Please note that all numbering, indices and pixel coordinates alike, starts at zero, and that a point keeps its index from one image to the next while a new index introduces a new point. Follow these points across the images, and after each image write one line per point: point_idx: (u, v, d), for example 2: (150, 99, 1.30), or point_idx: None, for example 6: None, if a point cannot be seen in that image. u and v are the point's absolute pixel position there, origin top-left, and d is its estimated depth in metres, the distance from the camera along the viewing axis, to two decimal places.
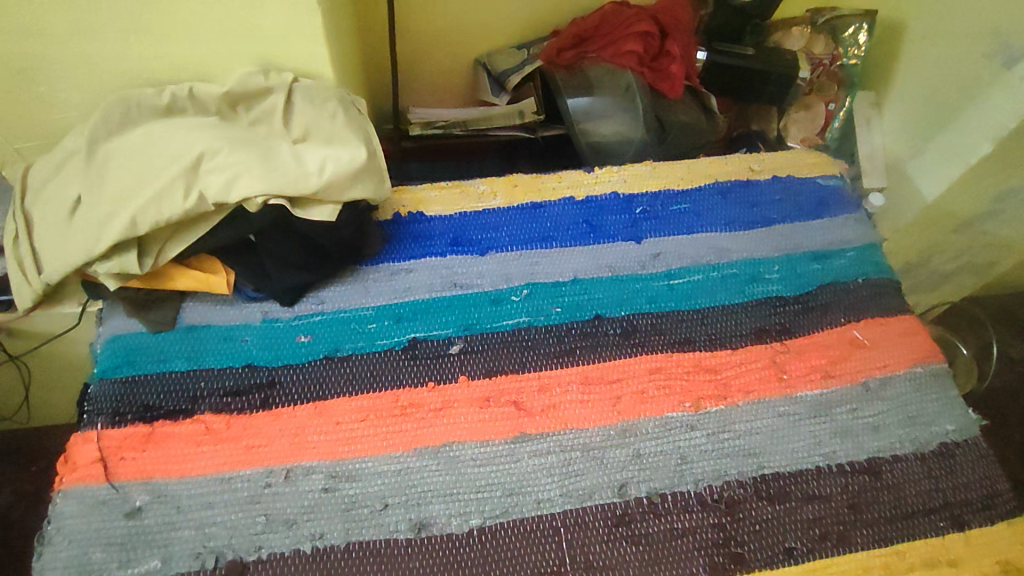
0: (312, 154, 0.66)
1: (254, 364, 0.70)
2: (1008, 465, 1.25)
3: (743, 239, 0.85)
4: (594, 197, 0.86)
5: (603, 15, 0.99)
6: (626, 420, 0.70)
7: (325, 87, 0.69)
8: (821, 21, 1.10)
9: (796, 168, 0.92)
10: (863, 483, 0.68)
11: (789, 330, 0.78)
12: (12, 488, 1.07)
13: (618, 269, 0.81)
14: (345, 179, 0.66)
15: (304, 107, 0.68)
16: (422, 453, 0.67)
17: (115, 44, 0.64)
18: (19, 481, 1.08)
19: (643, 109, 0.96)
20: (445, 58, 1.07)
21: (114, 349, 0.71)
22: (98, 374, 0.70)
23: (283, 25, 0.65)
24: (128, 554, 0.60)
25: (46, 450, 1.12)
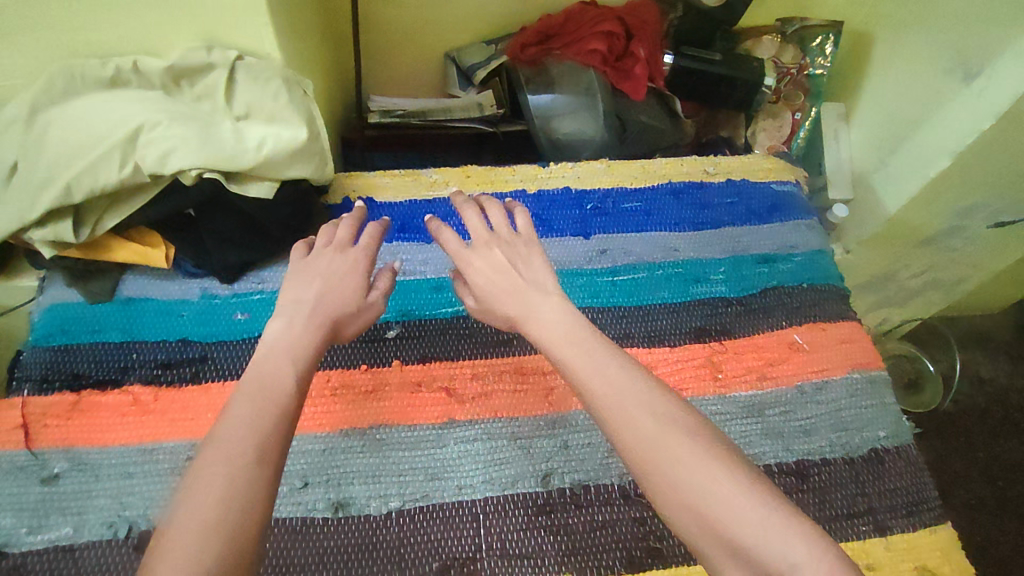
0: (251, 129, 0.67)
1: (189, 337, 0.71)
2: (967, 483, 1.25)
3: (691, 239, 0.85)
4: (545, 191, 0.87)
5: (569, 14, 0.99)
6: (558, 412, 0.70)
7: (270, 66, 0.70)
8: (789, 32, 1.12)
9: (752, 173, 0.93)
10: (789, 484, 0.68)
11: (728, 331, 0.78)
12: None
13: (563, 262, 0.81)
14: (282, 154, 0.68)
15: (247, 86, 0.69)
16: (348, 434, 0.67)
17: (59, 13, 0.65)
18: None
19: (603, 109, 0.98)
20: (414, 50, 1.07)
21: (49, 317, 0.71)
22: (31, 342, 0.70)
23: (227, 2, 0.65)
24: (40, 521, 0.60)
25: None
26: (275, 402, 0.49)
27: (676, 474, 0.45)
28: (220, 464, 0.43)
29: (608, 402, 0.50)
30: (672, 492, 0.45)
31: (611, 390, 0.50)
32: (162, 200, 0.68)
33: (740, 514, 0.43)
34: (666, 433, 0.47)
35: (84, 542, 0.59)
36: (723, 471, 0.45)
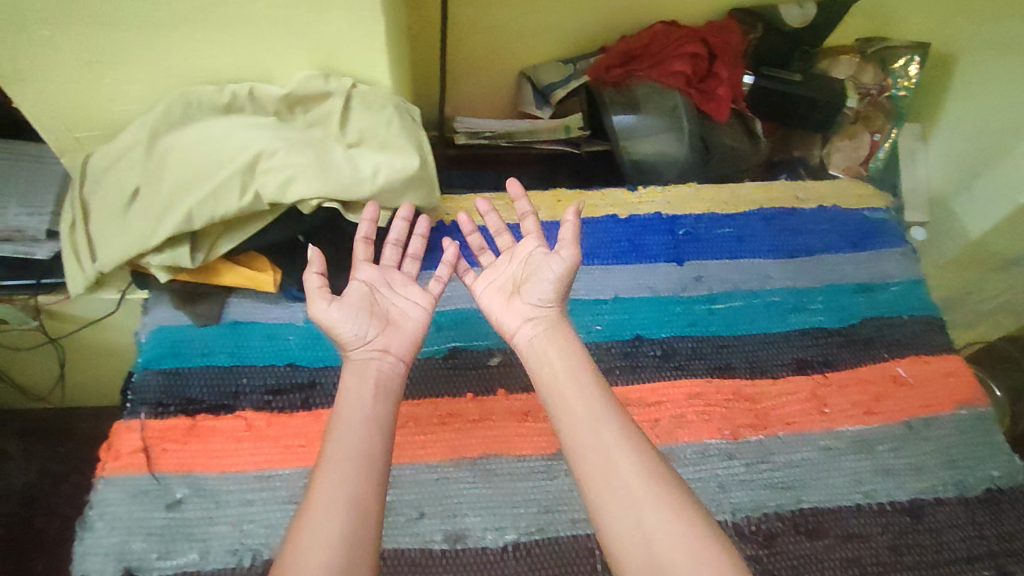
0: (366, 161, 0.67)
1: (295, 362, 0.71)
2: None
3: (786, 267, 0.84)
4: (636, 216, 0.86)
5: (653, 34, 0.97)
6: (665, 444, 0.70)
7: (381, 96, 0.69)
8: (870, 51, 1.10)
9: (843, 199, 0.91)
10: (904, 525, 0.67)
11: (831, 363, 0.77)
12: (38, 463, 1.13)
13: (659, 289, 0.80)
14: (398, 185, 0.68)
15: (362, 113, 0.68)
16: (459, 464, 0.67)
17: (178, 42, 0.64)
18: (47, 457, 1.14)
19: (689, 130, 0.96)
20: (492, 67, 1.07)
21: (158, 340, 0.72)
22: (142, 364, 0.71)
23: (345, 30, 0.64)
24: (167, 546, 0.60)
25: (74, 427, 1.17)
26: (371, 422, 0.55)
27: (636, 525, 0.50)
28: (340, 487, 0.50)
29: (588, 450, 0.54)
30: (668, 555, 0.48)
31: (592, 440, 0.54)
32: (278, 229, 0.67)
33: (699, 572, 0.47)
34: (641, 495, 0.51)
35: (211, 570, 0.59)
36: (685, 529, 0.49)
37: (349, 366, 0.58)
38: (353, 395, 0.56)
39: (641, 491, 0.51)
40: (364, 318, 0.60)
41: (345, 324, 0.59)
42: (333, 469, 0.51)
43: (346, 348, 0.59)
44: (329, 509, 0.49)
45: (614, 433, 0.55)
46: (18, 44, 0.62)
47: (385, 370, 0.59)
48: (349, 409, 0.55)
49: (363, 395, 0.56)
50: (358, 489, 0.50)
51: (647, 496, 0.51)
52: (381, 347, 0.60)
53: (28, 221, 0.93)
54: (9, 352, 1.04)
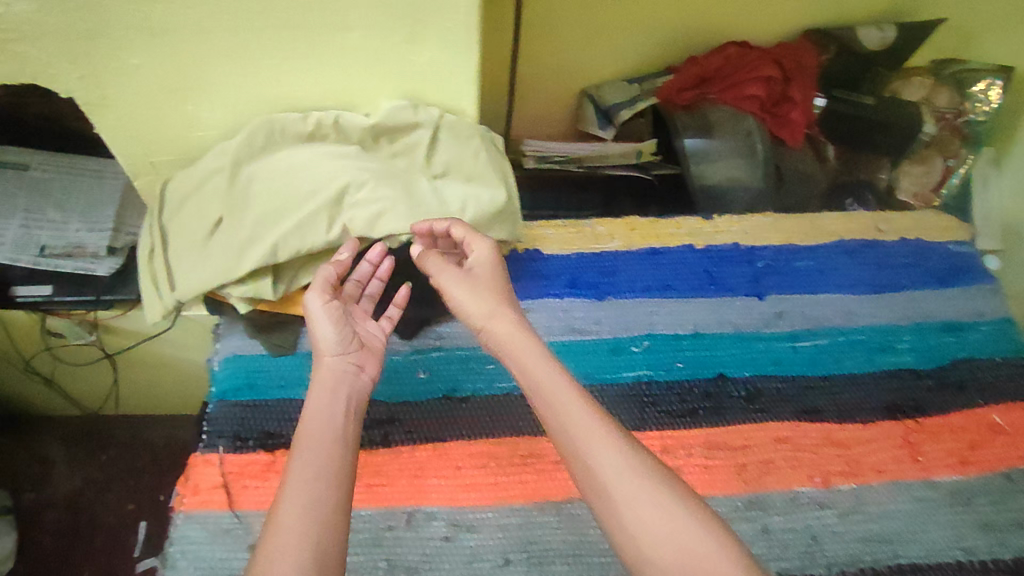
0: (453, 195, 0.66)
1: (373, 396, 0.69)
2: None
3: (871, 303, 0.81)
4: (713, 247, 0.83)
5: (726, 56, 0.95)
6: (755, 491, 0.67)
7: (468, 126, 0.68)
8: (946, 74, 1.07)
9: (926, 232, 0.88)
10: None
11: (923, 408, 0.73)
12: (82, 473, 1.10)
13: (740, 325, 0.78)
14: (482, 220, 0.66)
15: (450, 146, 0.67)
16: (543, 508, 0.64)
17: (267, 71, 0.62)
18: (87, 468, 1.11)
19: (763, 156, 0.94)
20: (555, 85, 1.04)
21: (233, 370, 0.71)
22: (217, 394, 0.70)
23: (439, 61, 0.62)
24: None
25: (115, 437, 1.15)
26: (336, 437, 0.53)
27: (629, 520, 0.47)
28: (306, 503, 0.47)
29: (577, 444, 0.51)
30: (660, 546, 0.45)
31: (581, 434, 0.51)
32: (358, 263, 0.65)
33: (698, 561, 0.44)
34: (637, 489, 0.48)
35: None
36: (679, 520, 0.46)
37: (323, 371, 0.58)
38: (318, 415, 0.54)
39: (637, 491, 0.47)
40: (342, 331, 0.60)
41: (329, 328, 0.59)
42: (297, 481, 0.49)
43: (322, 351, 0.59)
44: (295, 529, 0.46)
45: (601, 428, 0.51)
46: (106, 71, 0.61)
47: (358, 387, 0.58)
48: (315, 426, 0.53)
49: (327, 414, 0.54)
50: (323, 505, 0.48)
51: (641, 489, 0.48)
52: (357, 363, 0.60)
53: (90, 237, 0.92)
54: (62, 364, 1.03)
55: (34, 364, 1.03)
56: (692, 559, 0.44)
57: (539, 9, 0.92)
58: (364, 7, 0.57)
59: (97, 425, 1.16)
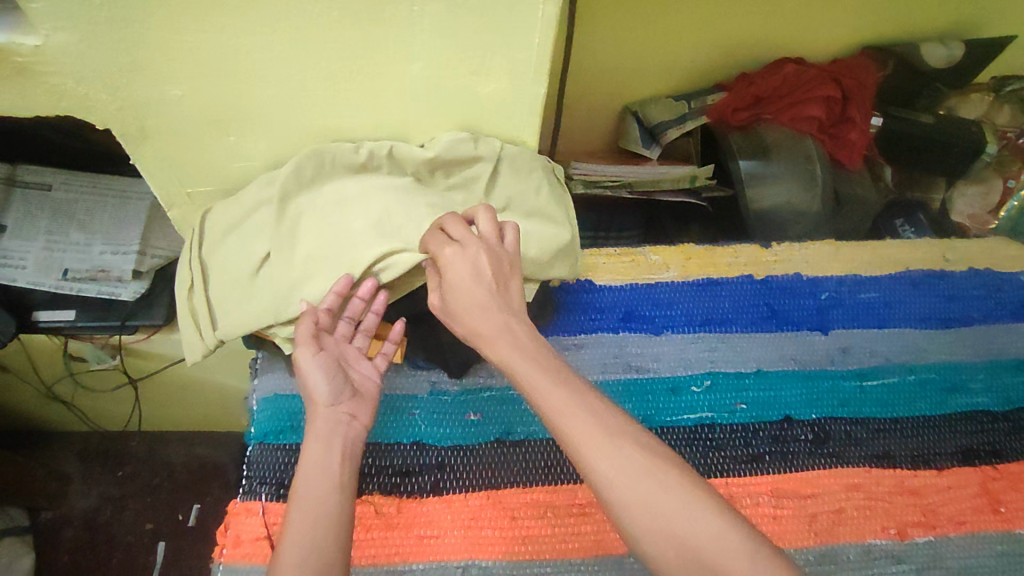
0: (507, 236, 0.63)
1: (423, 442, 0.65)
2: None
3: (942, 339, 0.77)
4: (773, 278, 0.79)
5: (784, 75, 0.90)
6: (827, 544, 0.63)
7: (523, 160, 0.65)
8: (1008, 91, 1.02)
9: (997, 261, 0.83)
10: None
11: (1000, 454, 0.70)
12: (99, 492, 1.08)
13: (805, 362, 0.74)
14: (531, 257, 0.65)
15: (510, 181, 0.64)
16: (604, 563, 0.61)
17: (320, 102, 0.59)
18: (107, 486, 1.08)
19: (822, 180, 0.89)
20: (597, 102, 1.01)
21: (273, 410, 0.67)
22: (256, 437, 0.66)
23: (503, 92, 0.59)
24: None
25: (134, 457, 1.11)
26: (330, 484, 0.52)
27: (643, 516, 0.44)
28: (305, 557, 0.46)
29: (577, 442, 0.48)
30: (677, 530, 0.43)
31: (579, 432, 0.48)
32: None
33: (717, 546, 0.42)
34: (644, 481, 0.45)
35: None
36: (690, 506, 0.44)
37: (316, 424, 0.56)
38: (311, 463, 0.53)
39: (644, 481, 0.45)
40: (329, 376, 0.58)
41: (320, 378, 0.57)
42: (294, 536, 0.48)
43: (315, 403, 0.57)
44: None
45: (599, 425, 0.48)
46: (148, 103, 0.57)
47: (352, 436, 0.57)
48: (308, 476, 0.52)
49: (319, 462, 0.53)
50: (317, 562, 0.46)
51: (649, 477, 0.46)
52: (350, 413, 0.58)
53: (114, 259, 0.89)
54: (83, 387, 1.00)
55: (55, 387, 0.99)
56: (705, 544, 0.43)
57: (586, 26, 0.88)
58: (430, 36, 0.53)
59: (114, 444, 1.12)
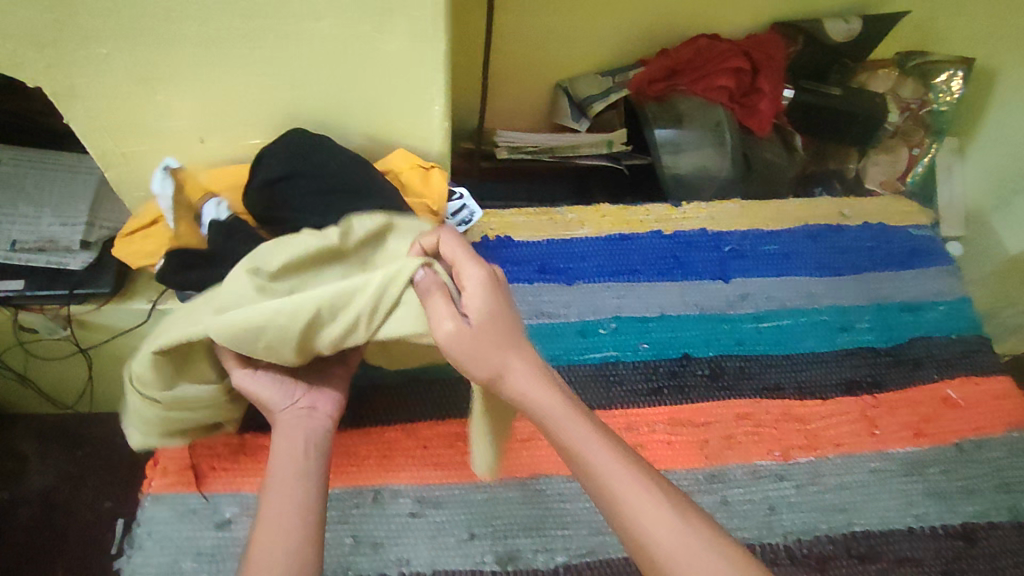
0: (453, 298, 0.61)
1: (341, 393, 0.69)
2: None
3: (833, 285, 0.83)
4: (681, 232, 0.85)
5: (697, 48, 0.95)
6: (715, 465, 0.69)
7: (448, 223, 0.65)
8: (910, 66, 1.08)
9: (888, 217, 0.90)
10: (958, 549, 0.66)
11: (880, 384, 0.76)
12: (56, 469, 1.09)
13: (706, 307, 0.80)
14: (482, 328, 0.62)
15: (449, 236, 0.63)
16: (508, 484, 0.66)
17: (237, 60, 0.64)
18: (64, 463, 1.10)
19: (731, 144, 0.95)
20: (528, 78, 1.06)
21: None
22: None
23: (407, 50, 0.64)
24: (217, 566, 0.60)
25: (86, 435, 1.13)
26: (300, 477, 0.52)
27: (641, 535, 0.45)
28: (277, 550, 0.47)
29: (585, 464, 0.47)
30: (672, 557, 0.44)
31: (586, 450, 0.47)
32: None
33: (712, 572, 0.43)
34: (639, 501, 0.45)
35: None
36: (687, 527, 0.45)
37: (279, 426, 0.56)
38: (281, 459, 0.53)
39: (639, 502, 0.45)
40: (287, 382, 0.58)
41: (268, 386, 0.56)
42: (265, 532, 0.48)
43: (268, 409, 0.56)
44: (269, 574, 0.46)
45: (602, 442, 0.47)
46: (76, 61, 0.62)
47: (315, 427, 0.57)
48: (278, 468, 0.52)
49: (290, 456, 0.53)
50: (293, 550, 0.47)
51: (645, 501, 0.45)
52: (308, 405, 0.58)
53: (61, 231, 0.91)
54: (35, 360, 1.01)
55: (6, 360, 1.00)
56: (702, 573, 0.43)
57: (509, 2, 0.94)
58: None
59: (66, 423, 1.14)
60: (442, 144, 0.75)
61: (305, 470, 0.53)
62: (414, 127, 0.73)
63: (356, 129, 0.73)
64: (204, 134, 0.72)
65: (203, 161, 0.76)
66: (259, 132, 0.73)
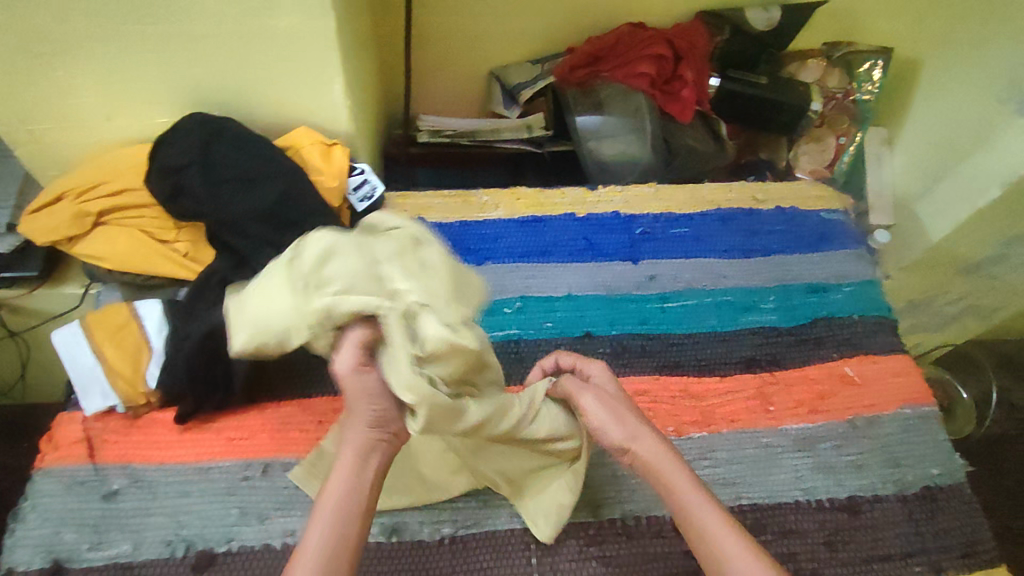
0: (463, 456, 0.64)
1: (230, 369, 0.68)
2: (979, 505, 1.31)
3: (741, 266, 0.85)
4: (594, 215, 0.87)
5: (619, 35, 0.97)
6: (608, 439, 0.71)
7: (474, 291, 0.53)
8: (836, 56, 1.11)
9: (800, 201, 0.92)
10: (842, 520, 0.68)
11: (779, 362, 0.77)
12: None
13: (613, 287, 0.81)
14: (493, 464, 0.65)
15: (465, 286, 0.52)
16: None
17: (128, 37, 0.64)
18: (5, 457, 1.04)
19: (651, 131, 0.96)
20: (461, 64, 1.07)
21: None
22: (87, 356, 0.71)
23: (296, 28, 0.64)
24: (99, 537, 0.61)
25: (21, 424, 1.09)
26: (357, 508, 0.46)
27: None
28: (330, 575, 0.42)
29: (690, 524, 0.48)
30: None
31: (696, 515, 0.49)
32: (240, 228, 0.69)
33: None
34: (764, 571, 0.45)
35: (142, 562, 0.60)
36: None
37: (346, 448, 0.48)
38: (334, 493, 0.46)
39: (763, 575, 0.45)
40: (370, 397, 0.48)
41: (364, 401, 0.48)
42: (304, 557, 0.43)
43: (355, 420, 0.48)
44: None
45: (715, 511, 0.49)
46: None
47: (381, 455, 0.49)
48: (333, 487, 0.46)
49: (344, 492, 0.46)
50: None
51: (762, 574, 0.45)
52: (392, 430, 0.50)
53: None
54: None
55: None
56: None
57: None
58: None
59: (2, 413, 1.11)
60: (349, 121, 0.76)
61: (360, 496, 0.46)
62: (318, 106, 0.74)
63: (263, 107, 0.74)
64: (110, 113, 0.72)
65: (113, 140, 0.76)
66: (163, 111, 0.73)
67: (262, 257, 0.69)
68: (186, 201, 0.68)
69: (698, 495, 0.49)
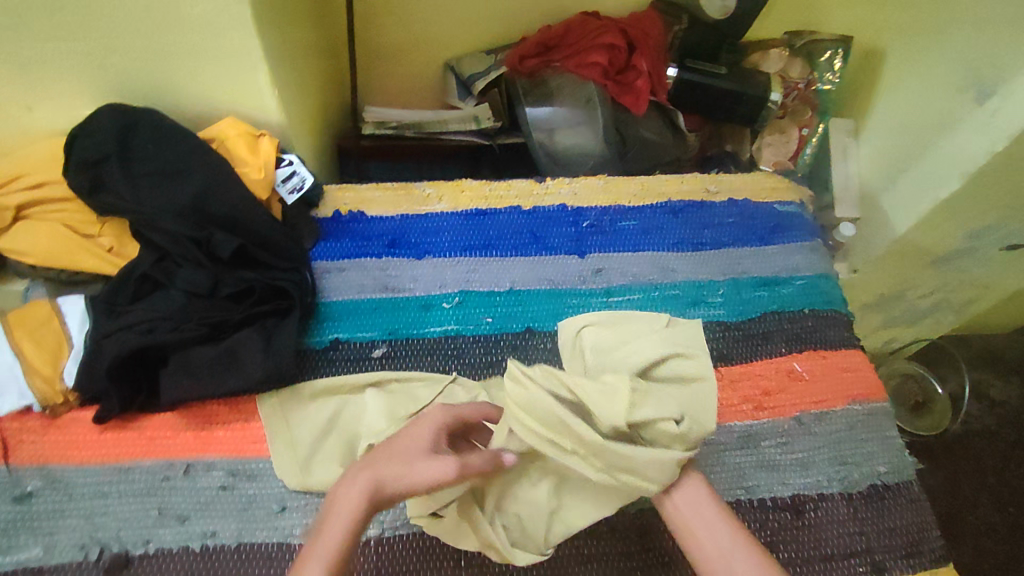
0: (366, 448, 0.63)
1: (153, 366, 0.65)
2: (954, 501, 1.30)
3: (690, 260, 0.83)
4: (541, 208, 0.85)
5: (571, 24, 0.96)
6: None
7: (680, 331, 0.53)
8: (799, 45, 1.09)
9: (755, 193, 0.90)
10: (784, 520, 0.66)
11: (725, 358, 0.76)
12: None
13: (557, 281, 0.79)
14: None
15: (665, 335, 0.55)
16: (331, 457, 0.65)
17: (38, 25, 0.61)
18: None
19: (603, 122, 0.94)
20: (415, 53, 1.05)
21: None
22: None
23: (212, 15, 0.62)
24: (9, 541, 0.60)
25: None
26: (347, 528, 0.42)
27: None
28: None
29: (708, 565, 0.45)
30: None
31: (713, 553, 0.45)
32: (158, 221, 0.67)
33: None
34: None
35: (55, 564, 0.59)
36: None
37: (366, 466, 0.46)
38: (344, 503, 0.43)
39: None
40: (421, 456, 0.46)
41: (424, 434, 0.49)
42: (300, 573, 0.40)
43: (417, 448, 0.47)
44: None
45: (731, 537, 0.45)
46: None
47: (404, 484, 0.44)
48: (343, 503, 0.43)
49: (355, 508, 0.43)
50: None
51: None
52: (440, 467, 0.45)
53: None
54: None
55: None
56: None
57: None
58: None
59: None
60: (279, 111, 0.74)
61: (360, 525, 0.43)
62: (246, 95, 0.71)
63: (189, 97, 0.72)
64: (32, 103, 0.70)
65: (39, 131, 0.74)
66: (87, 101, 0.71)
67: (186, 252, 0.67)
68: (105, 195, 0.68)
69: (721, 530, 0.46)
